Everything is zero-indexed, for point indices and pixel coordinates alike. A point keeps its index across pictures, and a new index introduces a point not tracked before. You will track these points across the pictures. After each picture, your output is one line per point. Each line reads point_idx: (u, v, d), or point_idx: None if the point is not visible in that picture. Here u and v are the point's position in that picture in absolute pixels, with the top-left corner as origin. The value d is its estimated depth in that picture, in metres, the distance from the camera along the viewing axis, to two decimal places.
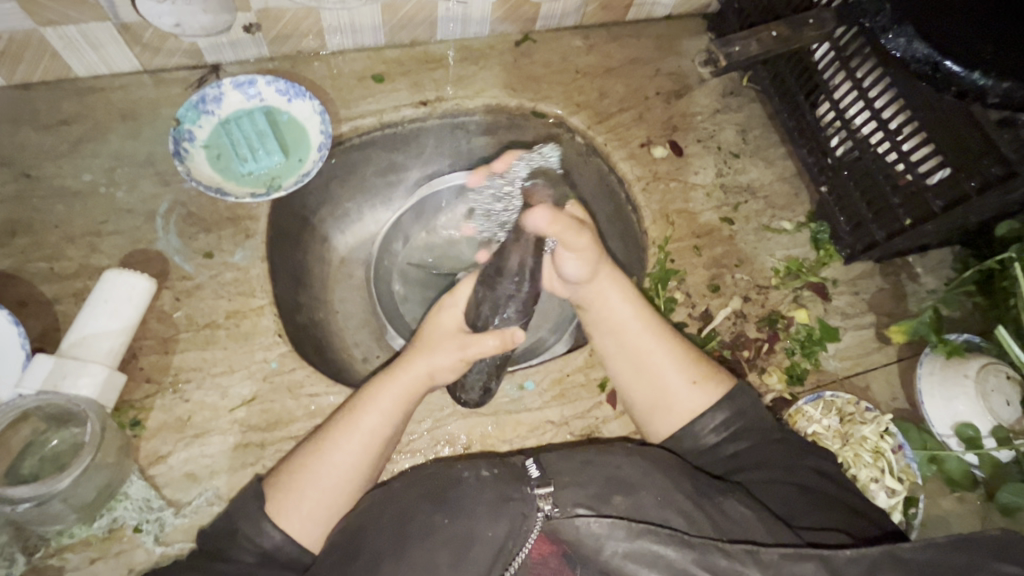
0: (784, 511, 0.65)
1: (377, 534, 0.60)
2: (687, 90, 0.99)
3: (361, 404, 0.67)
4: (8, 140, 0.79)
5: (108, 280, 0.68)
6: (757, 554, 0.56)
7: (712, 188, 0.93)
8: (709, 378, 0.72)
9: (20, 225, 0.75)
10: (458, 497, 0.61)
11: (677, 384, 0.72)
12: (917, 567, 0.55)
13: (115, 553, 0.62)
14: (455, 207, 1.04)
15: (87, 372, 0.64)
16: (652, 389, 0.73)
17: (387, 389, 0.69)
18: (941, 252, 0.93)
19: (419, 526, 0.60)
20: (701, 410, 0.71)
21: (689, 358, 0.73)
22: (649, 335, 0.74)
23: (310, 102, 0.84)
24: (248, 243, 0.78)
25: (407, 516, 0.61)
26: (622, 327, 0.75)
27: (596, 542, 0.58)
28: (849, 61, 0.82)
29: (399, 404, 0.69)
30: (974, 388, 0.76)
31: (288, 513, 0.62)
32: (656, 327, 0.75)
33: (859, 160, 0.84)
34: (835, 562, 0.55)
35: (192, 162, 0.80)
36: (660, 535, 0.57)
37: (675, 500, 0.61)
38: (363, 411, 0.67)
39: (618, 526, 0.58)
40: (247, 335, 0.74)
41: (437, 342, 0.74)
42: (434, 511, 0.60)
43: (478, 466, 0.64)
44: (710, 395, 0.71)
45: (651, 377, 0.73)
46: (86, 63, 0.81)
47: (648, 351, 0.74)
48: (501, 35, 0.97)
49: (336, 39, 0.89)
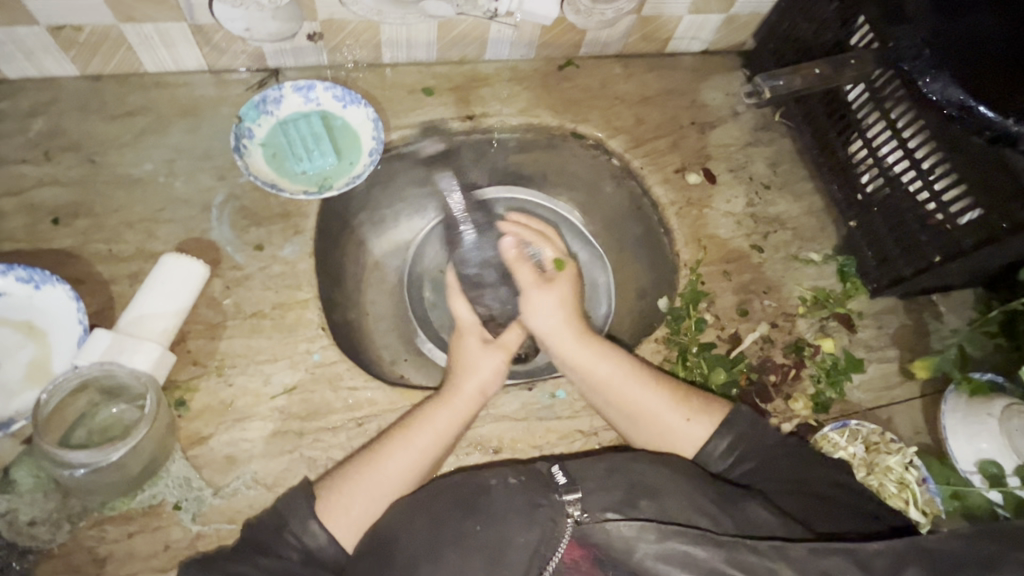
0: (800, 512, 0.67)
1: (411, 538, 0.61)
2: (721, 121, 1.02)
3: (415, 422, 0.70)
4: (77, 127, 0.83)
5: (166, 264, 0.71)
6: (785, 550, 0.58)
7: (742, 216, 0.96)
8: (701, 411, 0.73)
9: (82, 208, 0.79)
10: (488, 504, 0.62)
11: (676, 420, 0.73)
12: (947, 557, 0.56)
13: (154, 528, 0.64)
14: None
15: (142, 349, 0.67)
16: (654, 433, 0.73)
17: (436, 411, 0.71)
18: (964, 293, 0.95)
19: (452, 532, 0.61)
20: (704, 440, 0.72)
21: (679, 395, 0.74)
22: (635, 381, 0.75)
23: (364, 109, 0.87)
24: (296, 238, 0.81)
25: (439, 521, 0.62)
26: (604, 383, 0.75)
27: (626, 544, 0.59)
28: (883, 103, 0.84)
29: (452, 426, 0.71)
30: (996, 425, 0.78)
31: (338, 516, 0.64)
32: (639, 371, 0.76)
33: (890, 198, 0.87)
34: (862, 556, 0.57)
35: (250, 159, 0.84)
36: (690, 536, 0.58)
37: (700, 503, 0.63)
38: (418, 428, 0.69)
39: (648, 529, 0.59)
40: (291, 327, 0.76)
41: (473, 363, 0.77)
42: (466, 518, 0.62)
43: (505, 474, 0.65)
44: (713, 423, 0.73)
45: (649, 424, 0.73)
46: (156, 60, 0.85)
47: (636, 401, 0.74)
48: (545, 59, 1.01)
49: (390, 53, 0.93)
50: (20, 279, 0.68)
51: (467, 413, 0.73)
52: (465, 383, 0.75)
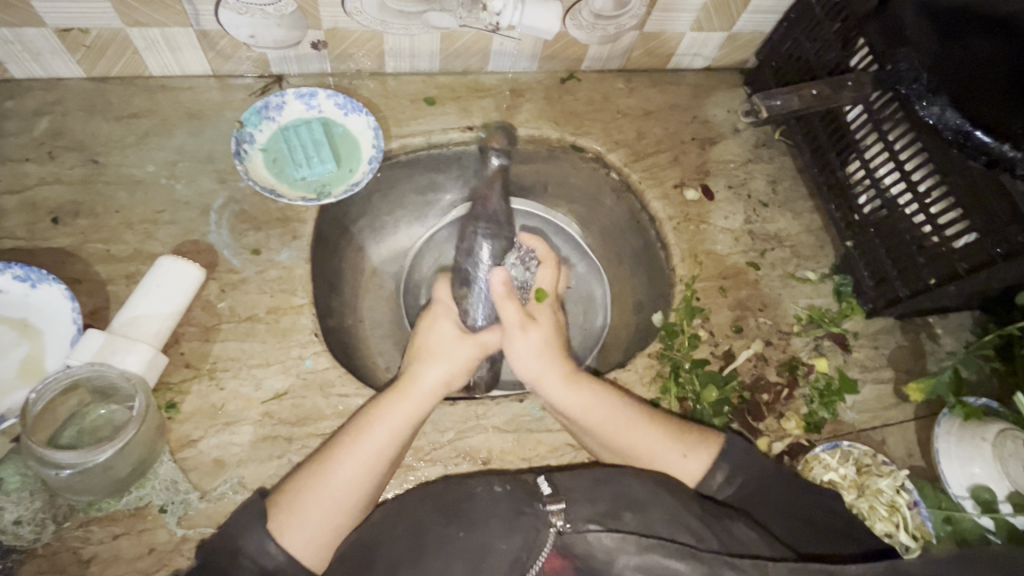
0: (789, 536, 0.68)
1: (392, 546, 0.61)
2: (720, 138, 1.03)
3: (369, 422, 0.68)
4: (81, 127, 0.83)
5: (162, 266, 0.72)
6: (765, 567, 0.58)
7: (740, 232, 0.96)
8: (699, 446, 0.73)
9: (83, 207, 0.79)
10: (472, 511, 0.62)
11: (669, 456, 0.72)
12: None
13: (139, 531, 0.64)
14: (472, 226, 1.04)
15: (135, 350, 0.67)
16: (651, 469, 0.72)
17: (391, 409, 0.69)
18: (961, 316, 0.95)
19: (434, 538, 0.61)
20: (701, 475, 0.71)
21: (676, 432, 0.73)
22: (630, 420, 0.73)
23: (365, 118, 0.88)
24: (294, 243, 0.82)
25: (422, 527, 0.62)
26: (594, 427, 0.73)
27: (607, 557, 0.60)
28: (881, 124, 0.85)
29: (404, 423, 0.69)
30: (990, 450, 0.77)
31: (291, 529, 0.62)
32: (637, 417, 0.73)
33: (887, 219, 0.87)
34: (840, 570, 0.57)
35: (251, 164, 0.84)
36: (670, 549, 0.59)
37: (684, 517, 0.63)
38: (369, 426, 0.68)
39: (629, 541, 0.59)
40: (285, 332, 0.76)
41: (443, 351, 0.78)
42: (448, 524, 0.62)
43: (490, 482, 0.66)
44: (707, 457, 0.72)
45: (648, 463, 0.72)
46: (161, 63, 0.86)
47: (631, 438, 0.72)
48: (547, 72, 1.02)
49: (393, 62, 0.94)
50: (17, 277, 0.69)
51: (423, 408, 0.72)
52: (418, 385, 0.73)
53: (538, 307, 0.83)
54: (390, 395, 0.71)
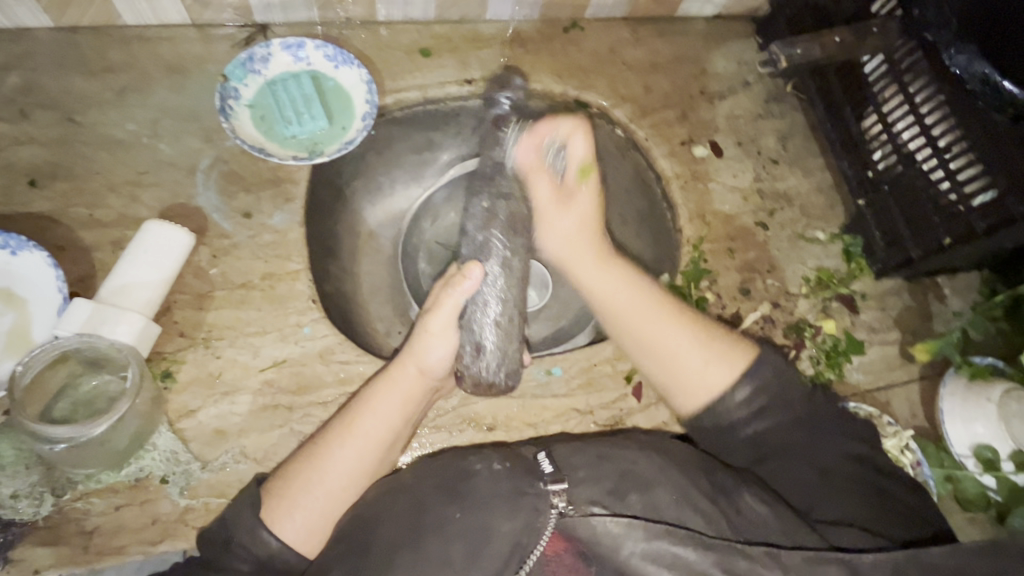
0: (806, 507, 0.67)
1: (389, 527, 0.60)
2: (731, 91, 0.98)
3: (359, 410, 0.67)
4: (53, 82, 0.78)
5: (150, 230, 0.68)
6: (779, 557, 0.57)
7: (749, 192, 0.93)
8: (727, 354, 0.72)
9: (61, 169, 0.75)
10: (470, 490, 0.61)
11: (693, 360, 0.71)
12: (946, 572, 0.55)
13: (142, 501, 0.64)
14: (500, 206, 0.77)
15: (126, 320, 0.65)
16: (665, 363, 0.73)
17: (384, 393, 0.68)
18: (969, 276, 0.93)
19: (432, 520, 0.60)
20: (725, 387, 0.70)
21: (705, 338, 0.73)
22: (652, 306, 0.75)
23: (357, 70, 0.83)
24: (287, 206, 0.78)
25: (420, 508, 0.61)
26: (645, 310, 0.75)
27: (613, 541, 0.58)
28: (902, 75, 0.81)
29: (397, 410, 0.68)
30: (995, 410, 0.76)
31: (283, 519, 0.61)
32: (659, 313, 0.75)
33: (902, 176, 0.84)
34: (858, 566, 0.56)
35: (237, 121, 0.80)
36: (679, 537, 0.58)
37: (692, 498, 0.61)
38: (361, 415, 0.66)
39: (636, 526, 0.58)
40: (282, 299, 0.74)
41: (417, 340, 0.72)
42: (447, 504, 0.61)
43: (490, 459, 0.64)
44: (734, 369, 0.71)
45: (669, 362, 0.72)
46: (135, 11, 0.80)
47: (656, 330, 0.74)
48: (549, 21, 0.96)
49: (385, 10, 0.88)
50: None
51: (414, 397, 0.69)
52: (408, 361, 0.70)
53: (577, 189, 0.81)
54: (384, 374, 0.69)
